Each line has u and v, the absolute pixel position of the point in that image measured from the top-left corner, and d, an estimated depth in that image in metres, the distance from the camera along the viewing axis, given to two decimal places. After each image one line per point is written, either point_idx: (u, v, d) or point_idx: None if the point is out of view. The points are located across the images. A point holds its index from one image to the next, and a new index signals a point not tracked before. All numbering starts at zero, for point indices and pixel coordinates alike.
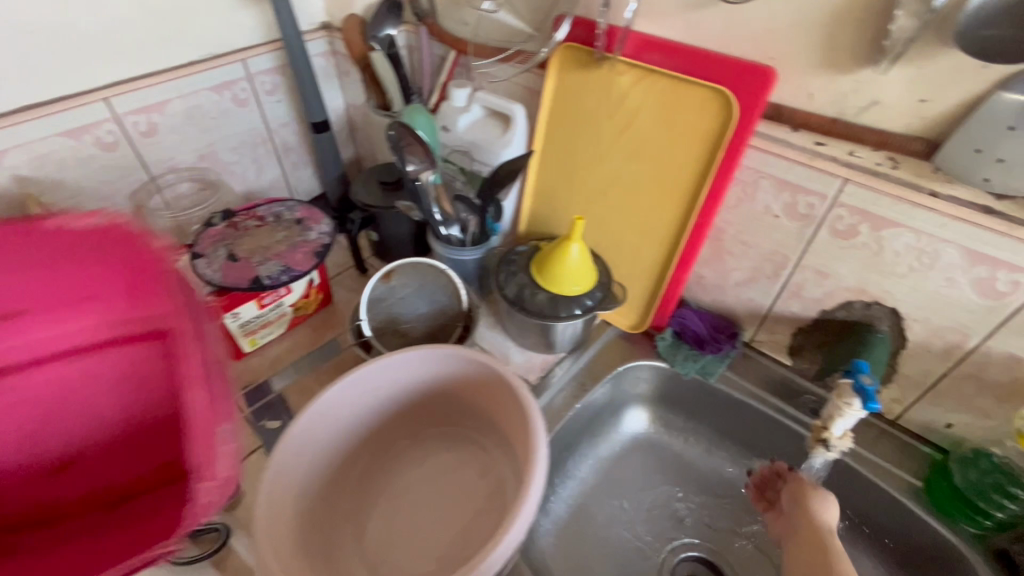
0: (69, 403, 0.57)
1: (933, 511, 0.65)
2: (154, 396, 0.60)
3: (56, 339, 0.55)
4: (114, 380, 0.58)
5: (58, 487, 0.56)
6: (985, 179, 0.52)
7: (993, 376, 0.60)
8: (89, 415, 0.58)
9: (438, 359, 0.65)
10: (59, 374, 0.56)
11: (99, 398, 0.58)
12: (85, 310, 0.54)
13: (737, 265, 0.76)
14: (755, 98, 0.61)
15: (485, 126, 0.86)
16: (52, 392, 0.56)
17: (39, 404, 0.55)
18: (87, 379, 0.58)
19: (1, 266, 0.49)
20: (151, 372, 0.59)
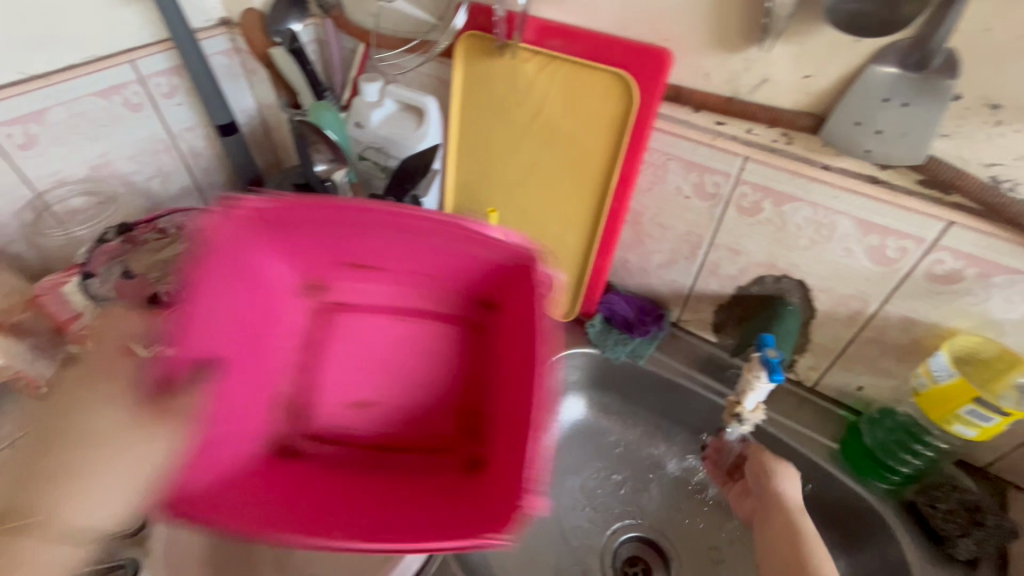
0: (377, 359, 0.66)
1: (848, 472, 0.68)
2: (459, 369, 0.66)
3: (369, 296, 0.67)
4: (468, 352, 0.66)
5: (394, 424, 0.63)
6: (866, 151, 0.53)
7: (892, 338, 0.63)
8: (404, 372, 0.66)
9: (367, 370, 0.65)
10: (373, 332, 0.67)
11: (413, 359, 0.66)
12: (419, 280, 0.66)
13: (657, 247, 0.77)
14: (653, 80, 0.61)
15: (398, 121, 0.83)
16: (378, 352, 0.66)
17: (373, 350, 0.66)
18: (422, 345, 0.66)
19: (372, 241, 0.60)
20: (464, 346, 0.66)
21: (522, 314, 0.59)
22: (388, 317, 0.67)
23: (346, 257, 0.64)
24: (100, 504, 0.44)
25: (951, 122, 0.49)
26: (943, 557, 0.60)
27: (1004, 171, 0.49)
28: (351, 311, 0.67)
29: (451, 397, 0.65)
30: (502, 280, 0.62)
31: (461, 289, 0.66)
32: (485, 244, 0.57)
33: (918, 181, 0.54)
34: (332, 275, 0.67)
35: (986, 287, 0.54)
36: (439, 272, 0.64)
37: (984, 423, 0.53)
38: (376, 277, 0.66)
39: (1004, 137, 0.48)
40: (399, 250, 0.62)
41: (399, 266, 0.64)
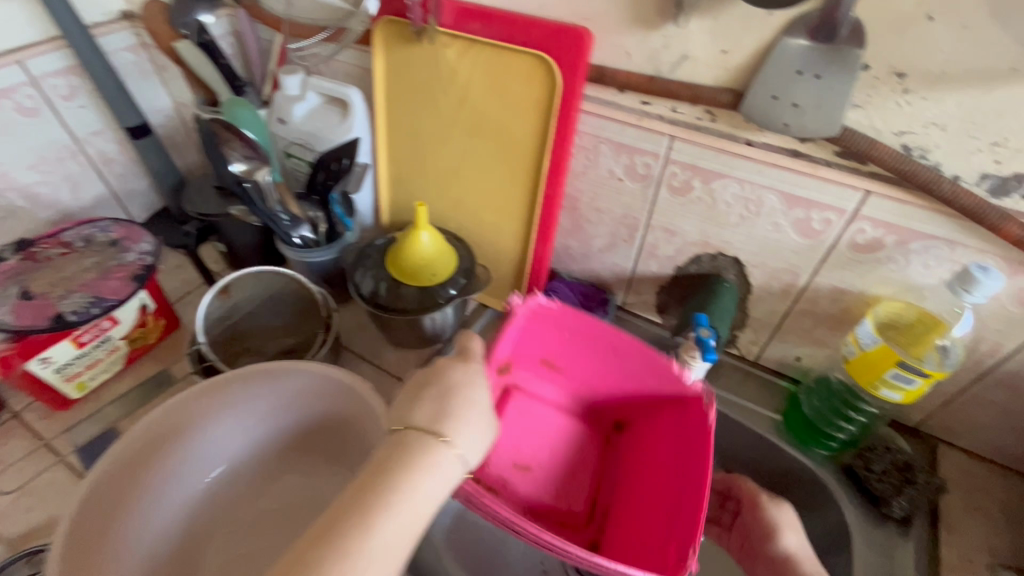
0: (556, 446, 0.71)
1: (793, 442, 0.68)
2: (613, 464, 0.71)
3: (552, 381, 0.73)
4: (591, 452, 0.72)
5: (528, 484, 0.67)
6: (784, 125, 0.53)
7: (823, 309, 0.64)
8: (565, 463, 0.70)
9: (298, 374, 0.61)
10: (547, 422, 0.72)
11: (551, 453, 0.70)
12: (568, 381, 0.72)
13: (596, 232, 0.76)
14: (574, 61, 0.59)
15: (323, 114, 0.79)
16: (538, 432, 0.71)
17: (552, 436, 0.71)
18: (568, 439, 0.72)
19: (584, 343, 0.68)
20: (597, 454, 0.72)
21: (665, 432, 0.65)
22: (546, 402, 0.73)
23: (558, 360, 0.71)
24: (478, 427, 0.48)
25: (861, 92, 0.49)
26: (879, 517, 0.61)
27: (914, 139, 0.50)
28: (523, 397, 0.72)
29: (574, 478, 0.69)
30: (639, 404, 0.69)
31: (603, 399, 0.72)
32: (665, 375, 0.62)
33: (836, 152, 0.54)
34: (530, 374, 0.73)
35: (905, 254, 0.56)
36: (581, 379, 0.71)
37: (908, 385, 0.55)
38: (560, 378, 0.72)
39: (911, 105, 0.48)
40: (592, 363, 0.69)
41: (573, 371, 0.71)
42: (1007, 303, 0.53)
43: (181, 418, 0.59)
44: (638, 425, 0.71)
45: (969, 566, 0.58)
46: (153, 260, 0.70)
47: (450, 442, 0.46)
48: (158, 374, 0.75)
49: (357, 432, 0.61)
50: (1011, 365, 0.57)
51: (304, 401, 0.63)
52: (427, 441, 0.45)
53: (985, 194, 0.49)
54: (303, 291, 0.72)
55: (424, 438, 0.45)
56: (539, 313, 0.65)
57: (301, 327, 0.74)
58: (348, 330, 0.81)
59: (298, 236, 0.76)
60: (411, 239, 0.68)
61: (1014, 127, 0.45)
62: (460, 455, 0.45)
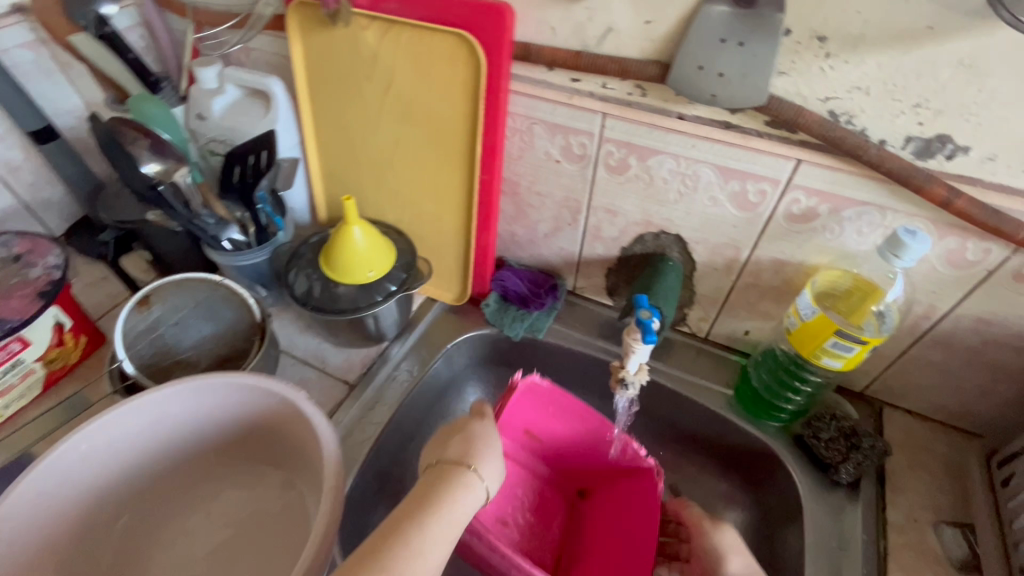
0: (523, 505, 0.69)
1: (744, 416, 0.68)
2: (565, 530, 0.69)
3: (530, 452, 0.72)
4: (553, 514, 0.70)
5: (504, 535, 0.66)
6: (711, 95, 0.51)
7: (766, 282, 0.64)
8: (531, 526, 0.68)
9: (239, 389, 0.58)
10: (519, 490, 0.70)
11: (519, 516, 0.69)
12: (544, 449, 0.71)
13: (540, 217, 0.74)
14: (498, 39, 0.57)
15: (245, 108, 0.74)
16: (512, 494, 0.70)
17: (521, 496, 0.70)
18: (534, 504, 0.70)
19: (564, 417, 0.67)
20: (558, 513, 0.71)
21: (625, 505, 0.66)
22: (522, 470, 0.71)
23: (542, 433, 0.69)
24: (497, 468, 0.54)
25: (785, 59, 0.48)
26: (828, 484, 0.62)
27: (840, 105, 0.49)
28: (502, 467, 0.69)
29: (541, 541, 0.68)
30: (598, 470, 0.69)
31: (570, 469, 0.71)
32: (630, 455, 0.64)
33: (766, 122, 0.53)
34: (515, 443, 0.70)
35: (839, 222, 0.55)
36: (556, 447, 0.70)
37: (848, 353, 0.55)
38: (536, 445, 0.71)
39: (834, 69, 0.47)
40: (563, 434, 0.69)
41: (551, 443, 0.70)
42: (937, 265, 0.53)
43: (103, 442, 0.55)
44: (596, 494, 0.70)
45: (914, 525, 0.59)
46: (63, 273, 0.65)
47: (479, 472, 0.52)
48: (68, 398, 0.69)
49: (300, 443, 0.57)
50: (946, 327, 0.57)
51: (243, 412, 0.59)
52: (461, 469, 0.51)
53: (911, 157, 0.48)
54: (232, 296, 0.68)
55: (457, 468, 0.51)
56: (534, 390, 0.65)
57: (234, 337, 0.70)
58: (290, 335, 0.77)
59: (228, 239, 0.71)
60: (343, 236, 0.65)
61: (934, 87, 0.45)
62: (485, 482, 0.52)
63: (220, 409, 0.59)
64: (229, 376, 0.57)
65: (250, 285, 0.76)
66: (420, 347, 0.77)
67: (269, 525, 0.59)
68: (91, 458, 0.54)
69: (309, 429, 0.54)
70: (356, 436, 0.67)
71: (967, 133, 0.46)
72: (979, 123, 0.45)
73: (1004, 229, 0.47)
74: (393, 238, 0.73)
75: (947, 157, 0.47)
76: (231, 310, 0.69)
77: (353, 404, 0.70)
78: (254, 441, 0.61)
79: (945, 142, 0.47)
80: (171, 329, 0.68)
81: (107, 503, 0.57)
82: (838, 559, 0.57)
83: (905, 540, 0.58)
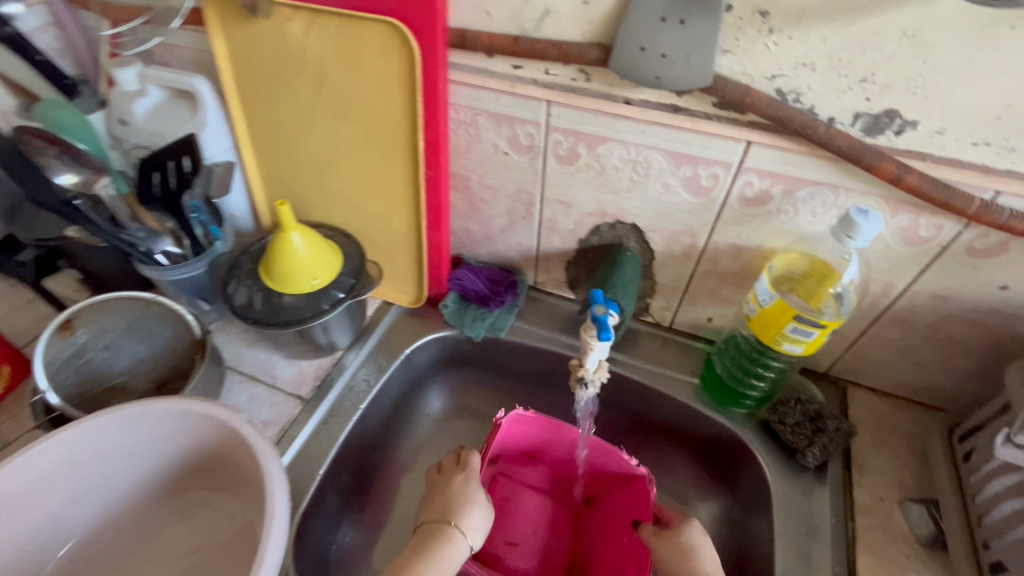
0: (529, 524, 0.66)
1: (712, 405, 0.67)
2: (575, 546, 0.66)
3: (526, 468, 0.70)
4: (559, 529, 0.67)
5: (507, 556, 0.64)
6: (656, 78, 0.48)
7: (725, 267, 0.62)
8: (538, 545, 0.65)
9: (174, 416, 0.53)
10: (525, 508, 0.67)
11: (526, 536, 0.66)
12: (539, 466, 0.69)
13: (493, 211, 0.71)
14: (430, 25, 0.53)
15: (169, 110, 0.69)
16: (516, 515, 0.67)
17: (527, 515, 0.67)
18: (541, 523, 0.67)
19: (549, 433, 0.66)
20: (565, 528, 0.67)
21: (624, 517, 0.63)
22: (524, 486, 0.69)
23: (538, 448, 0.68)
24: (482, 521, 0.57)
25: (728, 36, 0.46)
26: (797, 469, 0.61)
27: (787, 82, 0.47)
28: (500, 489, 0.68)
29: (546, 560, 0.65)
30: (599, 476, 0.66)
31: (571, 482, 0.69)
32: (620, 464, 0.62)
33: (714, 103, 0.50)
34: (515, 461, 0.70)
35: (793, 203, 0.54)
36: (554, 457, 0.69)
37: (807, 338, 0.54)
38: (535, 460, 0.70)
39: (778, 45, 0.45)
40: (554, 449, 0.67)
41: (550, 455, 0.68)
42: (891, 243, 0.53)
43: (25, 484, 0.50)
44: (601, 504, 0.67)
45: (881, 505, 0.58)
46: None
47: (464, 533, 0.56)
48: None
49: (245, 469, 0.54)
50: (904, 305, 0.56)
51: (181, 440, 0.55)
52: (446, 534, 0.55)
53: (860, 134, 0.47)
54: (167, 314, 0.64)
55: (445, 530, 0.55)
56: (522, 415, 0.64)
57: (172, 357, 0.65)
58: (237, 350, 0.73)
59: (161, 253, 0.65)
60: (282, 243, 0.61)
61: (879, 61, 0.43)
62: (468, 540, 0.56)
63: (157, 438, 0.55)
64: (163, 404, 0.53)
65: (190, 299, 0.71)
66: (377, 354, 0.73)
67: (217, 556, 0.56)
68: (13, 501, 0.50)
69: (251, 454, 0.51)
70: (311, 453, 0.64)
71: (914, 107, 0.44)
72: (926, 97, 0.43)
73: (955, 204, 0.46)
74: (340, 241, 0.69)
75: (896, 133, 0.46)
76: (167, 329, 0.64)
77: (307, 419, 0.66)
78: (198, 469, 0.57)
79: (894, 117, 0.45)
80: (101, 355, 0.64)
81: (36, 546, 0.53)
82: (809, 545, 0.56)
83: (873, 521, 0.57)
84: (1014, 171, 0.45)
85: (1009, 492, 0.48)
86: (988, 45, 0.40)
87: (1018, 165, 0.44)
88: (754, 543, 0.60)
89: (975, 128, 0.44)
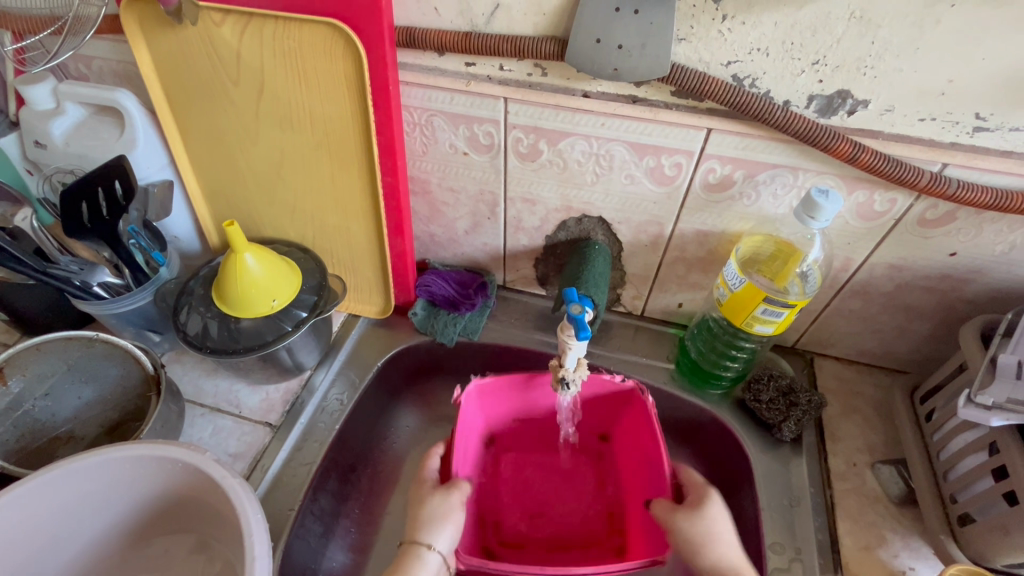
0: (551, 487, 0.67)
1: (690, 389, 0.68)
2: (606, 483, 0.67)
3: (533, 436, 0.69)
4: (580, 473, 0.68)
5: (541, 525, 0.64)
6: (614, 70, 0.47)
7: (693, 253, 0.63)
8: (569, 500, 0.66)
9: (136, 462, 0.49)
10: (540, 473, 0.68)
11: (553, 497, 0.66)
12: (543, 432, 0.69)
13: (457, 214, 0.69)
14: (375, 25, 0.50)
15: (92, 129, 0.63)
16: (533, 485, 0.67)
17: (545, 480, 0.67)
18: (562, 477, 0.68)
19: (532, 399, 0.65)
20: (588, 470, 0.68)
21: (636, 429, 0.63)
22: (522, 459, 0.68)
23: (525, 416, 0.68)
24: (449, 528, 0.54)
25: (683, 24, 0.46)
26: (774, 444, 0.63)
27: (742, 68, 0.47)
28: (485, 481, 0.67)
29: (586, 503, 0.66)
30: (602, 410, 0.67)
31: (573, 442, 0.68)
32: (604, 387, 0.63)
33: (673, 92, 0.50)
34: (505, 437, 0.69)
35: (754, 187, 0.54)
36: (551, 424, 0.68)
37: (778, 318, 0.55)
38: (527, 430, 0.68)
39: (732, 32, 0.45)
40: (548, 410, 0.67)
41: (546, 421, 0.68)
42: (848, 219, 0.54)
43: None
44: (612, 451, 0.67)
45: (854, 470, 0.61)
46: None
47: (432, 545, 0.53)
48: None
49: (218, 509, 0.50)
50: (863, 277, 0.58)
51: (145, 486, 0.51)
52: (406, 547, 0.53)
53: (814, 116, 0.48)
54: (112, 350, 0.59)
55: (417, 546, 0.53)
56: (486, 387, 0.63)
57: (122, 398, 0.60)
58: (195, 381, 0.68)
59: (99, 284, 0.60)
60: (234, 265, 0.57)
61: (830, 43, 0.43)
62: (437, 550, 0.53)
63: (116, 486, 0.51)
64: (121, 449, 0.49)
65: (137, 332, 0.66)
66: (348, 370, 0.70)
67: None
68: None
69: (223, 494, 0.48)
70: (286, 482, 0.61)
71: (865, 87, 0.45)
72: (875, 76, 0.44)
73: (907, 178, 0.47)
74: (297, 257, 0.66)
75: (848, 112, 0.47)
76: (115, 367, 0.59)
77: (280, 447, 0.63)
78: (166, 515, 0.54)
79: (845, 98, 0.46)
80: (41, 404, 0.59)
81: None
82: (792, 515, 0.58)
83: (849, 486, 0.60)
84: (958, 143, 0.46)
85: (971, 447, 0.51)
86: (931, 22, 0.41)
87: (962, 137, 0.46)
88: (740, 519, 0.61)
89: (922, 104, 0.45)
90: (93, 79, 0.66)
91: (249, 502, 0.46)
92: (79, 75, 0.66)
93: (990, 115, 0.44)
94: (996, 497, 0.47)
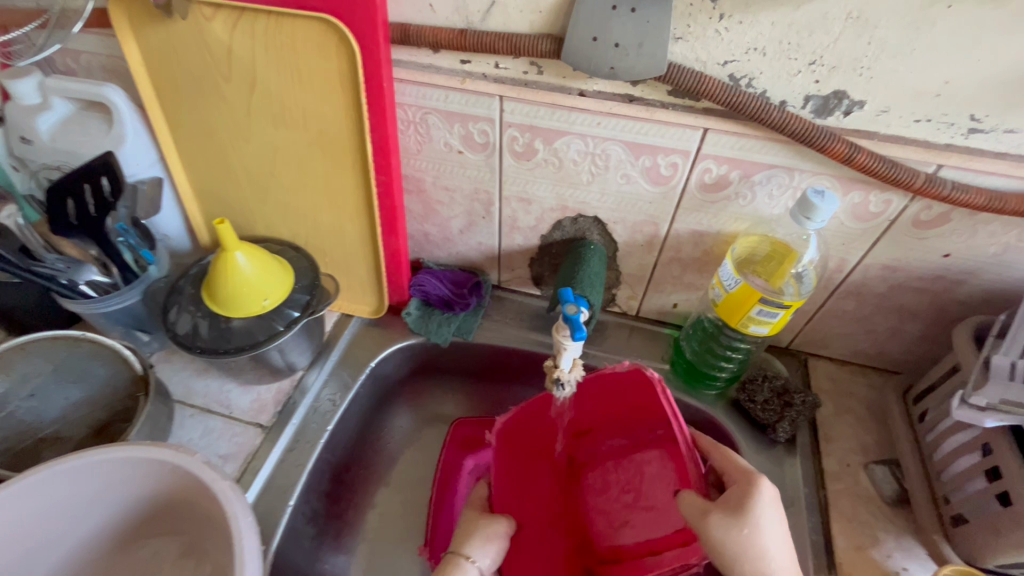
0: (628, 489, 0.62)
1: (685, 389, 0.68)
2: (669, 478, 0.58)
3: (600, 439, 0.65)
4: (649, 469, 0.60)
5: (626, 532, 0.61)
6: (611, 69, 0.47)
7: (688, 254, 0.63)
8: (646, 503, 0.60)
9: (124, 465, 0.48)
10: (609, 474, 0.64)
11: (632, 503, 0.61)
12: (614, 439, 0.65)
13: (451, 213, 0.68)
14: (369, 21, 0.49)
15: (79, 124, 0.62)
16: (608, 490, 0.64)
17: (621, 485, 0.63)
18: (636, 478, 0.62)
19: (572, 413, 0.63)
20: (655, 465, 0.60)
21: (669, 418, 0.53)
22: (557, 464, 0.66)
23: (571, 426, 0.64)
24: (490, 547, 0.53)
25: (680, 23, 0.45)
26: (768, 444, 0.63)
27: (739, 68, 0.47)
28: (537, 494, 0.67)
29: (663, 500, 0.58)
30: (640, 404, 0.58)
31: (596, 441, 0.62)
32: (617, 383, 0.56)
33: (669, 92, 0.50)
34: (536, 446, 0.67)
35: (750, 187, 0.54)
36: (617, 428, 0.63)
37: (773, 319, 0.55)
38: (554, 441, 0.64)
39: (729, 31, 0.45)
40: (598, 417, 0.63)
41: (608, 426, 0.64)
42: (844, 220, 0.54)
43: None
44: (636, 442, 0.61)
45: (848, 470, 0.61)
46: None
47: (472, 557, 0.52)
48: None
49: (207, 513, 0.49)
50: (857, 277, 0.59)
51: (134, 488, 0.50)
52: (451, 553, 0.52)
53: (810, 116, 0.48)
54: (100, 350, 0.58)
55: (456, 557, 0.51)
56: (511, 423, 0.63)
57: (110, 399, 0.59)
58: (185, 382, 0.67)
59: (87, 283, 0.59)
60: (225, 264, 0.56)
61: (827, 43, 0.43)
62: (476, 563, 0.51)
63: (104, 488, 0.50)
64: (110, 451, 0.48)
65: (125, 331, 0.65)
66: (341, 371, 0.70)
67: None
68: None
69: (212, 497, 0.47)
70: (277, 484, 0.60)
71: (861, 87, 0.45)
72: (871, 77, 0.44)
73: (903, 179, 0.47)
74: (290, 254, 0.66)
75: (844, 113, 0.47)
76: (102, 368, 0.58)
77: (271, 449, 0.62)
78: (155, 518, 0.53)
79: (842, 99, 0.46)
80: (26, 405, 0.58)
81: None
82: (786, 516, 0.58)
83: (843, 487, 0.60)
84: (953, 145, 0.46)
85: (964, 448, 0.51)
86: (927, 24, 0.41)
87: (956, 139, 0.46)
88: None
89: (918, 105, 0.45)
90: (80, 74, 0.65)
91: (239, 505, 0.46)
92: (66, 70, 0.65)
93: (985, 117, 0.44)
94: (989, 498, 0.47)
